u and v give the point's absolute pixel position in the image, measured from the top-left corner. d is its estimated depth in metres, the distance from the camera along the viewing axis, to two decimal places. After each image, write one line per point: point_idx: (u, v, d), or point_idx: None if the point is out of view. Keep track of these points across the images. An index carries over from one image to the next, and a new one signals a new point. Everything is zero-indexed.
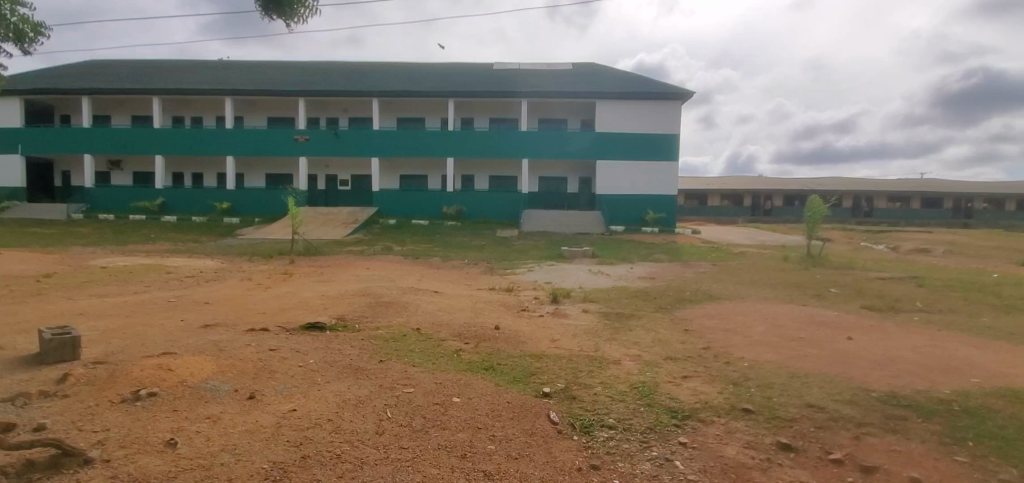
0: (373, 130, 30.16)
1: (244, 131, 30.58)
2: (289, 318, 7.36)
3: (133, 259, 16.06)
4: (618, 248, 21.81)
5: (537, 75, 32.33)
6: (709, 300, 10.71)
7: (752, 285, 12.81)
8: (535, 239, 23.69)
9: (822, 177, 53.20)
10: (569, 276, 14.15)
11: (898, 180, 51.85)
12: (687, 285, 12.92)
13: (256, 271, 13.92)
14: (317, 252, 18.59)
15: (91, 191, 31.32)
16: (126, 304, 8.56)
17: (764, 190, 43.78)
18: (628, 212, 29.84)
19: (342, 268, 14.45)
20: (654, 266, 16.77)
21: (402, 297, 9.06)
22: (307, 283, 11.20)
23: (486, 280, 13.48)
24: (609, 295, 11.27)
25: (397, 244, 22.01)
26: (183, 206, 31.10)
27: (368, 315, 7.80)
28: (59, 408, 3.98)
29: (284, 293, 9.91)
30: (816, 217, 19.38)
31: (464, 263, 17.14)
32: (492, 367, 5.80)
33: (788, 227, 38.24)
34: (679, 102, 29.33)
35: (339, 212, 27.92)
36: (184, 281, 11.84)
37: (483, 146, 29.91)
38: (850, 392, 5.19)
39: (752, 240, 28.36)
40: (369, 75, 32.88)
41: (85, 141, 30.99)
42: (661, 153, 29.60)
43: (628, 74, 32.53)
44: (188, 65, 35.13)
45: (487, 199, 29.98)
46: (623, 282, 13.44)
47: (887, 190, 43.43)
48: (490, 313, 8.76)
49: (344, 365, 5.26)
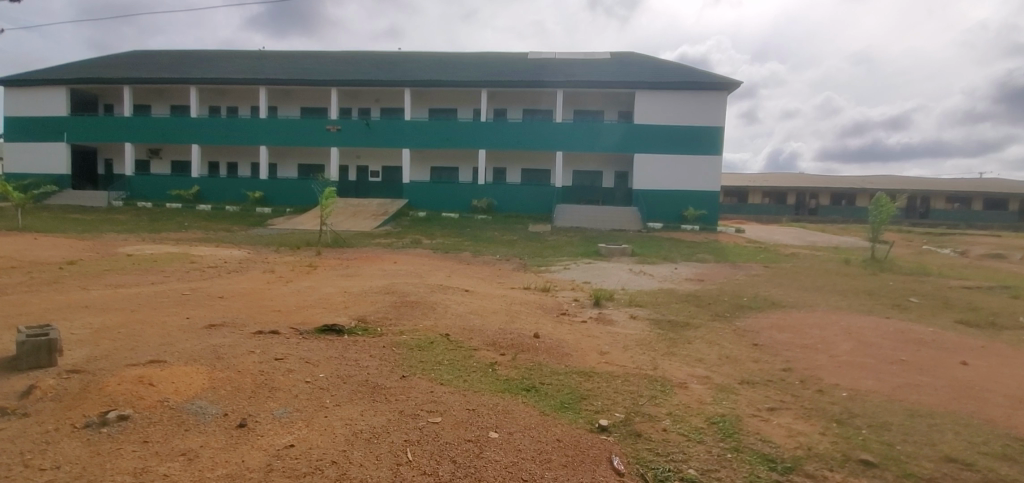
0: (404, 120, 29.61)
1: (278, 121, 30.47)
2: (305, 318, 6.59)
3: (161, 247, 15.81)
4: (658, 246, 20.53)
5: (573, 65, 31.12)
6: (771, 308, 9.55)
7: (817, 291, 11.52)
8: (569, 235, 22.64)
9: (872, 176, 50.20)
10: (609, 276, 13.07)
11: (954, 180, 48.47)
12: (741, 289, 11.74)
13: (280, 262, 13.36)
14: (345, 244, 18.03)
15: (130, 179, 31.80)
16: (138, 296, 7.98)
17: (810, 188, 41.42)
18: (667, 209, 28.36)
19: (368, 261, 13.74)
20: (699, 267, 15.54)
21: (429, 296, 8.19)
22: (331, 278, 10.52)
23: (519, 279, 12.54)
24: (657, 299, 10.17)
25: (428, 237, 21.33)
26: (217, 196, 31.25)
27: (392, 316, 6.97)
28: (13, 432, 3.35)
29: (304, 288, 9.20)
30: (882, 217, 17.69)
31: (495, 259, 16.23)
32: (534, 388, 4.85)
33: (839, 228, 35.89)
34: (724, 92, 27.68)
35: (369, 204, 27.47)
36: (206, 271, 11.32)
37: (517, 137, 28.92)
38: (999, 442, 4.07)
39: (801, 241, 26.58)
40: (402, 65, 32.30)
41: (126, 130, 31.49)
42: (704, 147, 28.01)
43: (670, 64, 30.93)
44: (224, 54, 35.39)
45: (519, 192, 29.03)
46: (669, 284, 12.28)
47: (944, 190, 40.47)
48: (528, 317, 7.82)
49: (359, 382, 4.40)
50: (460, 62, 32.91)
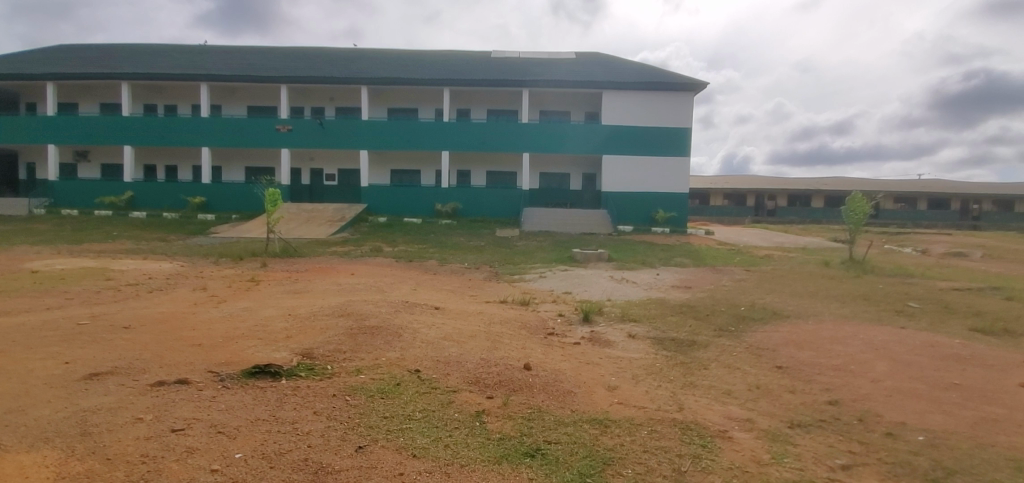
0: (361, 120, 27.83)
1: (222, 120, 28.11)
2: (233, 356, 5.13)
3: (77, 261, 13.65)
4: (632, 250, 19.72)
5: (538, 64, 30.16)
6: (776, 319, 8.69)
7: (812, 297, 10.84)
8: (539, 240, 21.60)
9: (824, 179, 51.66)
10: (591, 285, 11.96)
11: (898, 181, 50.50)
12: (734, 296, 10.91)
13: (218, 277, 11.59)
14: (296, 254, 16.25)
15: (53, 184, 28.64)
16: (15, 328, 6.21)
17: (769, 189, 42.05)
18: (636, 212, 27.77)
19: (320, 274, 12.13)
20: (680, 272, 14.73)
21: (393, 318, 6.81)
22: (276, 296, 8.94)
23: (492, 290, 11.26)
24: (650, 311, 9.12)
25: (389, 244, 19.73)
26: (153, 202, 28.54)
27: (347, 348, 5.57)
28: None
29: (238, 311, 7.60)
30: (860, 217, 17.14)
31: (464, 268, 14.90)
32: (539, 452, 3.62)
33: (800, 228, 36.36)
34: (691, 93, 27.36)
35: (325, 209, 25.58)
36: (122, 291, 9.46)
37: (482, 138, 27.68)
38: None
39: (769, 242, 26.49)
40: (358, 62, 30.52)
41: (48, 130, 28.34)
42: (672, 148, 27.56)
43: (635, 64, 30.45)
44: (161, 48, 32.52)
45: (485, 196, 27.73)
46: (657, 292, 11.30)
47: (892, 190, 41.88)
48: (512, 341, 6.56)
49: (297, 464, 3.08)
50: (421, 59, 31.39)
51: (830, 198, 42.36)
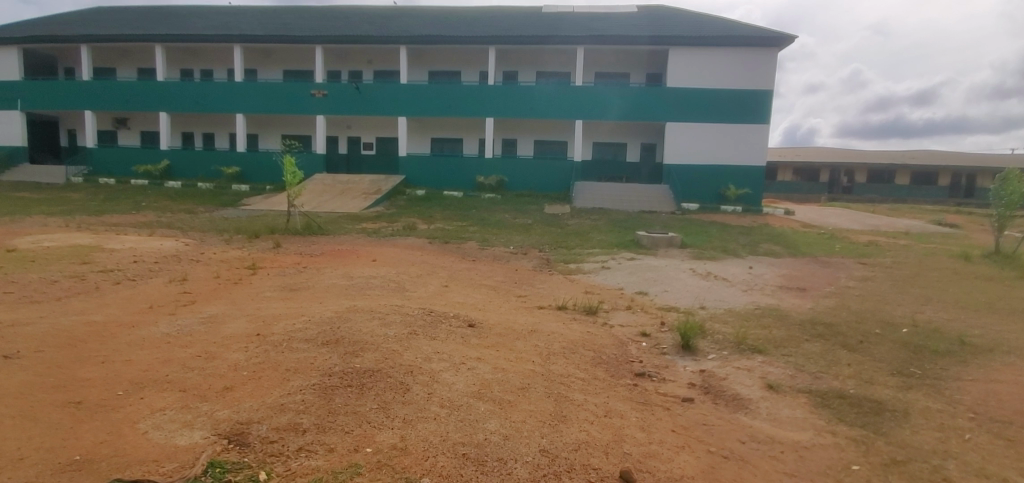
0: (399, 84, 25.51)
1: (256, 85, 26.46)
2: (105, 445, 2.93)
3: (73, 237, 12.10)
4: (704, 234, 16.66)
5: (595, 18, 26.70)
6: (976, 357, 5.79)
7: (992, 312, 7.80)
8: (593, 219, 18.84)
9: (905, 154, 45.79)
10: (672, 284, 9.20)
11: (990, 156, 44.18)
12: (877, 306, 7.96)
13: (215, 261, 9.64)
14: (319, 232, 14.21)
15: (92, 152, 28.02)
16: None
17: (846, 164, 37.03)
18: (702, 187, 24.37)
19: (334, 260, 9.94)
20: (775, 265, 11.75)
21: (399, 351, 4.37)
22: (261, 297, 6.75)
23: (545, 288, 8.75)
24: (775, 332, 6.36)
25: (425, 221, 17.49)
26: (188, 172, 27.52)
27: (310, 422, 3.22)
28: None
29: (195, 322, 5.43)
30: (1014, 201, 13.20)
31: (506, 253, 12.41)
32: None
33: (888, 209, 31.71)
34: (775, 49, 23.38)
35: (360, 180, 23.65)
36: (83, 283, 7.54)
37: (531, 104, 24.80)
38: None
39: (862, 225, 22.66)
40: (396, 20, 28.01)
41: (86, 95, 27.52)
42: (751, 114, 23.78)
43: (706, 18, 26.52)
44: (196, 9, 31.04)
45: (532, 167, 25.05)
46: (765, 297, 8.50)
47: (992, 168, 36.51)
48: (589, 398, 4.05)
49: None
50: (463, 16, 28.53)
51: (918, 175, 36.98)
